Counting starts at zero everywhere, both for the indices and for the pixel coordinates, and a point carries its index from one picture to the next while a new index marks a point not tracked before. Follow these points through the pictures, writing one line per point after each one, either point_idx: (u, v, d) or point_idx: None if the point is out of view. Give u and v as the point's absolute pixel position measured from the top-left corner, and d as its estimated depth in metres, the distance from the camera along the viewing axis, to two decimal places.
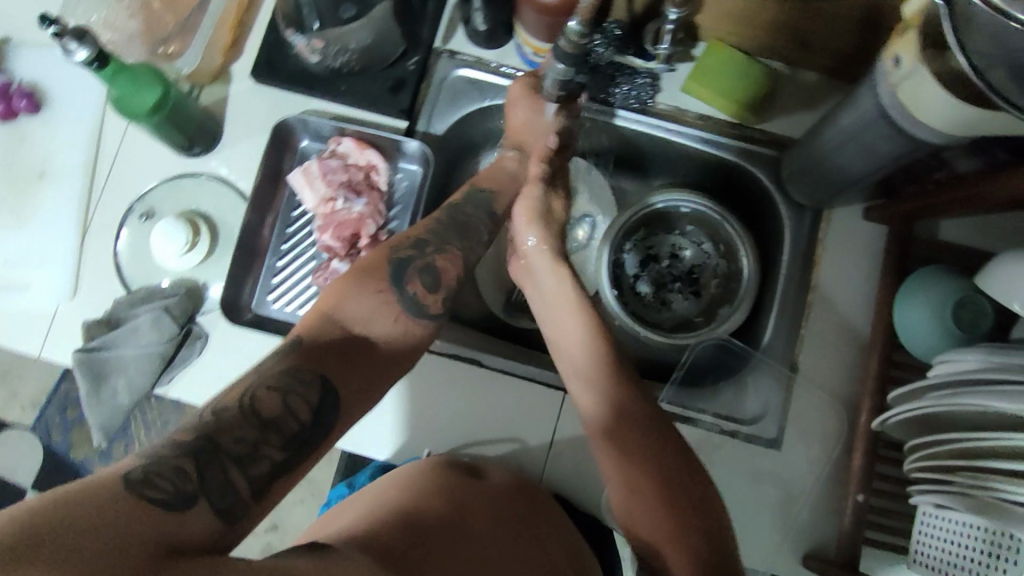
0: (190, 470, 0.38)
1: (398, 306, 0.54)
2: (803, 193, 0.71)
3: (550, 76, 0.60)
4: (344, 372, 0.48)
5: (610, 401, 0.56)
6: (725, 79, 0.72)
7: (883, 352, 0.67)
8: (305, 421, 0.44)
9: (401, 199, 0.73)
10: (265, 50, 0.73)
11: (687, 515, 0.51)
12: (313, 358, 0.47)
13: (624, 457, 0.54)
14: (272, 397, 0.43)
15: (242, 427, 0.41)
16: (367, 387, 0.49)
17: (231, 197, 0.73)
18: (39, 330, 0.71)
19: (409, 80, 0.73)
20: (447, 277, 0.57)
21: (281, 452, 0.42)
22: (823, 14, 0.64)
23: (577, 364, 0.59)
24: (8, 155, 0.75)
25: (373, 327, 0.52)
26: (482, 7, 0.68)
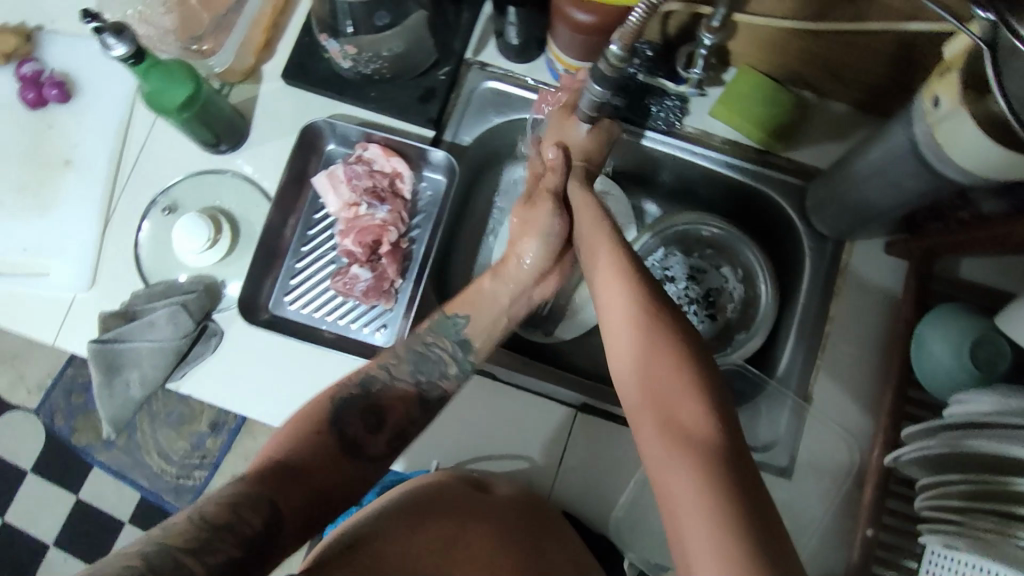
0: (141, 567, 0.40)
1: (337, 440, 0.51)
2: (826, 223, 0.71)
3: (585, 98, 0.58)
4: (302, 483, 0.48)
5: (646, 341, 0.45)
6: (752, 106, 0.73)
7: (899, 387, 0.67)
8: (258, 526, 0.44)
9: (424, 208, 0.73)
10: (298, 52, 0.73)
11: (724, 463, 0.39)
12: (267, 474, 0.47)
13: (658, 408, 0.43)
14: (222, 509, 0.44)
15: (189, 535, 0.42)
16: (320, 504, 0.48)
17: (254, 196, 0.73)
18: (56, 319, 0.71)
19: (439, 90, 0.73)
20: (392, 418, 0.55)
21: (236, 550, 0.43)
22: (857, 46, 0.65)
23: (609, 296, 0.49)
24: (35, 142, 0.75)
25: (334, 430, 0.52)
26: (516, 22, 0.69)
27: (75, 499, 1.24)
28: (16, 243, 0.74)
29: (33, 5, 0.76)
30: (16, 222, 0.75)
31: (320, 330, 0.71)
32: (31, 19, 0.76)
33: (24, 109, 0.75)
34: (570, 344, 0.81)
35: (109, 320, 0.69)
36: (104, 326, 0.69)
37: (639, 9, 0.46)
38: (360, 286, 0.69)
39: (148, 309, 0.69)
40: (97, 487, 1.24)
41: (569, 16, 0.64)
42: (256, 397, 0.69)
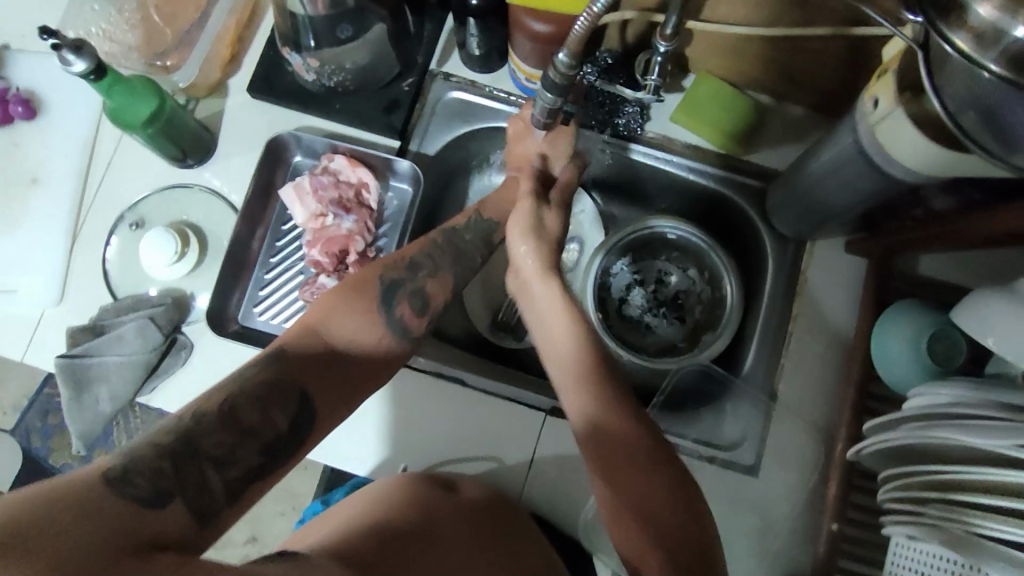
0: (168, 467, 0.40)
1: (387, 328, 0.57)
2: (786, 223, 0.73)
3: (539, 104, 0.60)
4: (326, 382, 0.51)
5: (607, 414, 0.52)
6: (711, 111, 0.74)
7: (861, 382, 0.68)
8: (283, 427, 0.47)
9: (391, 217, 0.74)
10: (263, 66, 0.74)
11: (679, 522, 0.49)
12: (295, 368, 0.50)
13: (617, 459, 0.51)
14: (251, 405, 0.46)
15: (222, 432, 0.44)
16: (344, 396, 0.52)
17: (222, 210, 0.74)
18: (24, 335, 0.71)
19: (403, 101, 0.74)
20: (434, 301, 0.61)
21: (258, 457, 0.45)
22: (808, 51, 0.66)
23: (564, 356, 0.55)
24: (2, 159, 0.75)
25: (362, 338, 0.54)
26: (477, 33, 0.70)
27: None
28: None
29: None
30: None
31: None
32: None
33: None
34: None
35: (77, 336, 0.69)
36: (72, 343, 0.69)
37: (583, 19, 0.48)
38: None
39: (116, 324, 0.69)
40: None
41: (527, 26, 0.65)
42: None
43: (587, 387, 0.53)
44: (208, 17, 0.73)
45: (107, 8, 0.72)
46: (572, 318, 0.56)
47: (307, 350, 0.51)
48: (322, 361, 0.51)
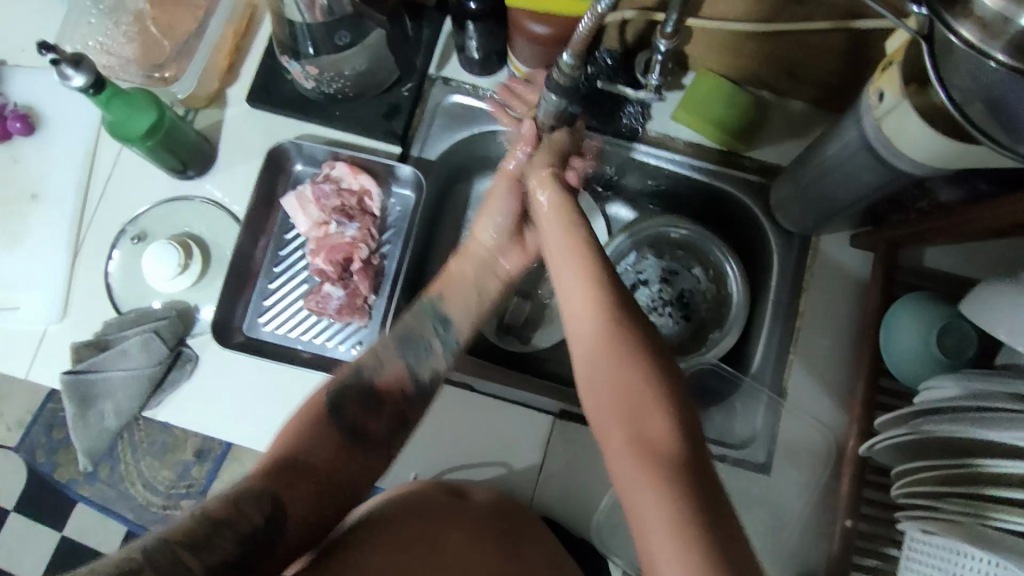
0: (141, 559, 0.42)
1: (341, 431, 0.52)
2: (791, 219, 0.72)
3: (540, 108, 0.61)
4: (302, 483, 0.48)
5: (610, 356, 0.44)
6: (714, 108, 0.74)
7: (871, 377, 0.68)
8: (256, 523, 0.46)
9: (394, 224, 0.74)
10: (262, 75, 0.73)
11: (687, 478, 0.39)
12: (277, 473, 0.48)
13: (623, 415, 0.42)
14: (223, 505, 0.46)
15: (196, 523, 0.44)
16: (324, 492, 0.49)
17: (224, 221, 0.73)
18: (28, 352, 0.71)
19: (403, 106, 0.74)
20: (387, 393, 0.54)
21: (234, 549, 0.44)
22: (808, 46, 0.66)
23: (572, 295, 0.48)
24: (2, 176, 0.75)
25: (339, 437, 0.51)
26: (476, 36, 0.69)
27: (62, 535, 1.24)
28: None
29: None
30: None
31: (295, 350, 0.71)
32: None
33: None
34: (548, 351, 0.82)
35: (80, 352, 0.69)
36: (76, 359, 0.68)
37: (586, 19, 0.49)
38: (333, 304, 0.70)
39: (118, 339, 0.69)
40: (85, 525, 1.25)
41: (526, 28, 0.65)
42: (234, 422, 0.69)
43: (607, 346, 0.44)
44: (204, 27, 0.72)
45: (104, 22, 0.72)
46: (594, 284, 0.47)
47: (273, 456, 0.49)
48: (291, 467, 0.49)
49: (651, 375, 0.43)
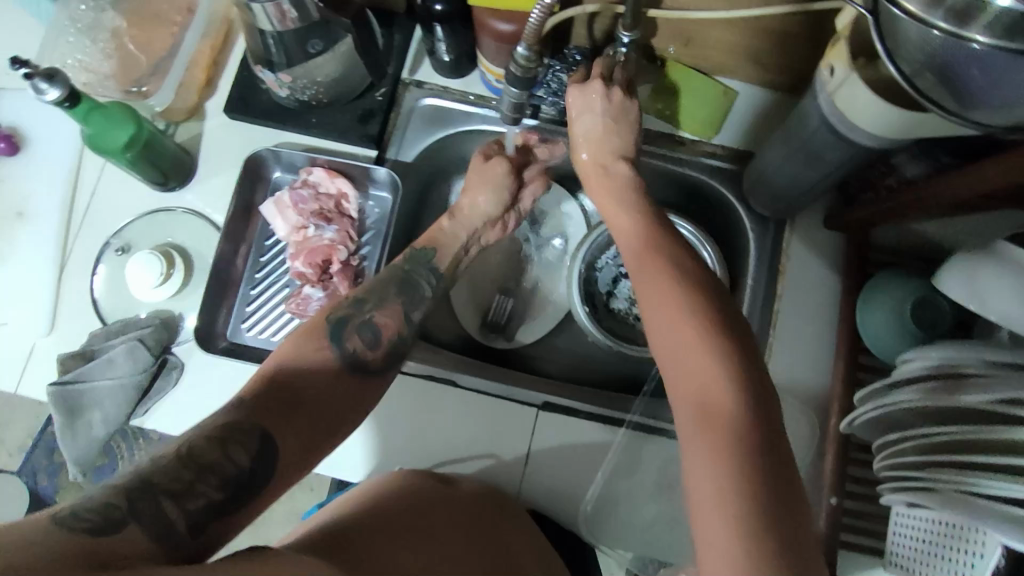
0: (123, 504, 0.41)
1: (342, 362, 0.58)
2: (763, 204, 0.74)
3: (504, 101, 0.62)
4: (283, 419, 0.51)
5: (663, 295, 0.48)
6: (682, 100, 0.76)
7: (849, 355, 0.68)
8: (243, 465, 0.47)
9: (372, 225, 0.75)
10: (239, 87, 0.75)
11: (725, 376, 0.43)
12: (259, 409, 0.51)
13: (668, 312, 0.47)
14: (210, 445, 0.47)
15: (181, 470, 0.45)
16: (310, 423, 0.53)
17: (206, 230, 0.75)
18: (16, 366, 0.72)
19: (378, 110, 0.75)
20: (386, 333, 0.62)
21: (218, 493, 0.46)
22: (769, 33, 0.68)
23: (629, 244, 0.56)
24: None
25: (322, 371, 0.56)
26: (445, 38, 0.71)
27: None
28: None
29: None
30: None
31: None
32: None
33: None
34: (532, 347, 0.83)
35: (68, 362, 0.70)
36: (64, 370, 0.70)
37: (537, 14, 0.50)
38: (314, 305, 0.71)
39: (104, 348, 0.70)
40: None
41: (491, 27, 0.66)
42: None
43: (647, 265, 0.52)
44: (181, 42, 0.74)
45: (82, 39, 0.73)
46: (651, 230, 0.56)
47: (266, 392, 0.53)
48: (286, 396, 0.53)
49: (702, 309, 0.46)
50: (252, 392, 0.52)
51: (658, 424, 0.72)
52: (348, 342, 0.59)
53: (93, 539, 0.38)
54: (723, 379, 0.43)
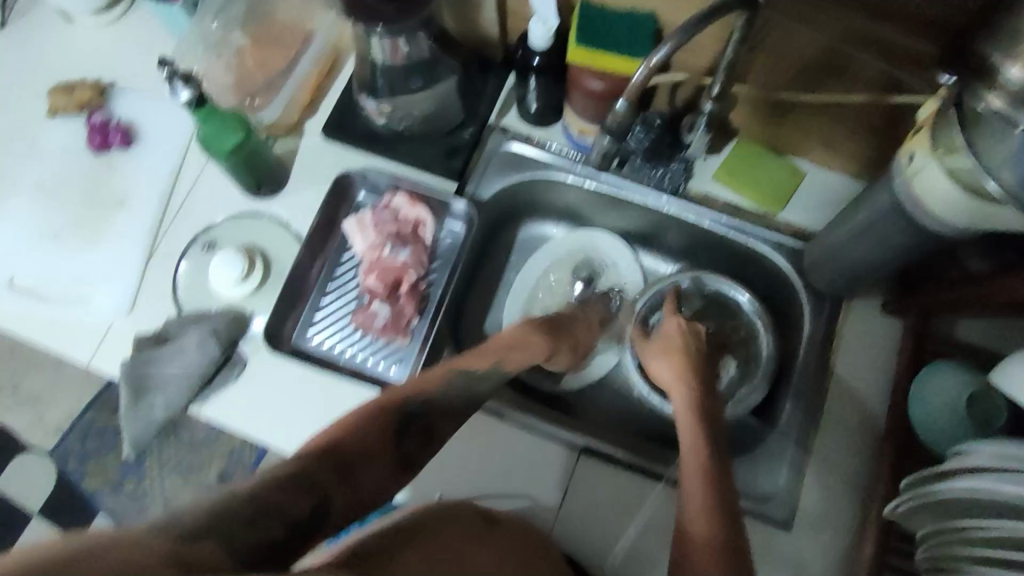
0: (206, 529, 0.38)
1: (389, 424, 0.55)
2: (822, 280, 0.75)
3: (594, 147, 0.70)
4: (344, 482, 0.49)
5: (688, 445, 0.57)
6: (750, 173, 0.80)
7: (898, 441, 0.68)
8: (307, 509, 0.45)
9: (442, 254, 0.78)
10: (339, 111, 0.81)
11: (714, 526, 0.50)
12: (323, 461, 0.49)
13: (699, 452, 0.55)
14: (283, 488, 0.45)
15: (255, 510, 0.42)
16: (359, 481, 0.51)
17: (288, 238, 0.79)
18: (94, 341, 0.76)
19: (463, 147, 0.81)
20: (434, 421, 0.59)
21: (284, 534, 0.43)
22: (844, 120, 0.71)
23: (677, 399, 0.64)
24: (94, 181, 0.82)
25: (374, 430, 0.54)
26: (537, 89, 0.76)
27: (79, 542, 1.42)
28: (64, 269, 0.79)
29: (108, 65, 0.85)
30: (66, 250, 0.80)
31: (337, 363, 0.75)
32: (105, 76, 0.85)
33: (89, 152, 0.83)
34: (576, 393, 0.84)
35: (141, 343, 0.73)
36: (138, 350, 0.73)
37: (642, 69, 0.58)
38: (379, 321, 0.74)
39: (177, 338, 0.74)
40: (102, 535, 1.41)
41: (583, 84, 0.71)
42: (275, 424, 0.73)
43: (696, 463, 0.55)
44: (294, 66, 0.80)
45: (208, 52, 0.79)
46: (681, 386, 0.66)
47: (336, 446, 0.51)
48: (339, 463, 0.50)
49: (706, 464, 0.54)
50: (310, 455, 0.49)
51: None
52: (406, 414, 0.57)
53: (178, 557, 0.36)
54: (714, 529, 0.50)
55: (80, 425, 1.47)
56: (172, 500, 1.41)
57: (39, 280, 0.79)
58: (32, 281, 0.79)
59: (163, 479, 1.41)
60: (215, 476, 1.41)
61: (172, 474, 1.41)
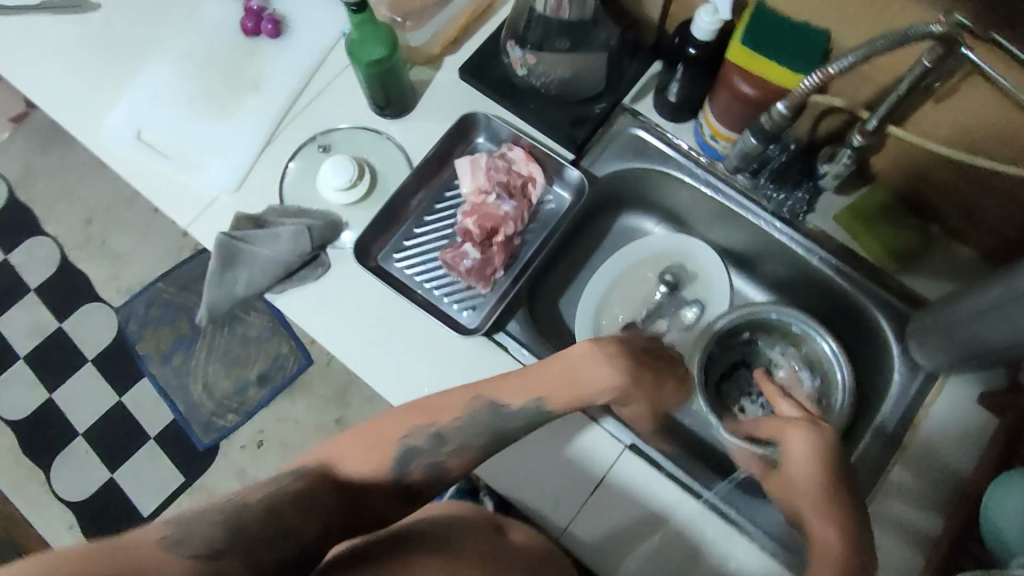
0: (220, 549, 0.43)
1: (395, 481, 0.58)
2: (925, 352, 0.70)
3: (737, 147, 0.71)
4: (347, 513, 0.54)
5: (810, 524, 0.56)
6: (878, 222, 0.75)
7: (959, 537, 0.64)
8: (314, 534, 0.49)
9: (543, 218, 0.78)
10: (481, 54, 0.81)
11: None
12: (316, 483, 0.53)
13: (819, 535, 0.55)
14: (291, 507, 0.49)
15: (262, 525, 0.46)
16: (361, 518, 0.55)
17: (399, 161, 0.80)
18: (197, 207, 0.79)
19: (590, 120, 0.79)
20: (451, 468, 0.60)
21: (297, 552, 0.47)
22: (999, 194, 0.67)
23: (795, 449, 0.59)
24: (236, 62, 0.85)
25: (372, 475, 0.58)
26: (682, 79, 0.74)
27: (117, 399, 1.49)
28: (187, 135, 0.82)
29: None
30: (193, 117, 0.83)
31: (414, 292, 0.76)
32: None
33: (239, 34, 0.86)
34: None
35: (241, 222, 0.76)
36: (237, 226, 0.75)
37: (814, 78, 0.57)
38: (466, 263, 0.74)
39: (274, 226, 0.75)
40: (141, 400, 1.48)
41: (733, 85, 0.69)
42: (343, 331, 0.74)
43: (820, 500, 0.56)
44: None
45: None
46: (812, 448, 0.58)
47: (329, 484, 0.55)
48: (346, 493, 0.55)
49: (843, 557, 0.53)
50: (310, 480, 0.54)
51: (734, 515, 0.70)
52: (410, 472, 0.59)
53: (201, 575, 0.41)
54: None
55: (148, 292, 1.55)
56: (213, 386, 1.48)
57: (163, 139, 0.82)
58: (156, 138, 0.82)
59: (208, 367, 1.49)
60: (256, 375, 1.48)
61: (217, 363, 1.50)
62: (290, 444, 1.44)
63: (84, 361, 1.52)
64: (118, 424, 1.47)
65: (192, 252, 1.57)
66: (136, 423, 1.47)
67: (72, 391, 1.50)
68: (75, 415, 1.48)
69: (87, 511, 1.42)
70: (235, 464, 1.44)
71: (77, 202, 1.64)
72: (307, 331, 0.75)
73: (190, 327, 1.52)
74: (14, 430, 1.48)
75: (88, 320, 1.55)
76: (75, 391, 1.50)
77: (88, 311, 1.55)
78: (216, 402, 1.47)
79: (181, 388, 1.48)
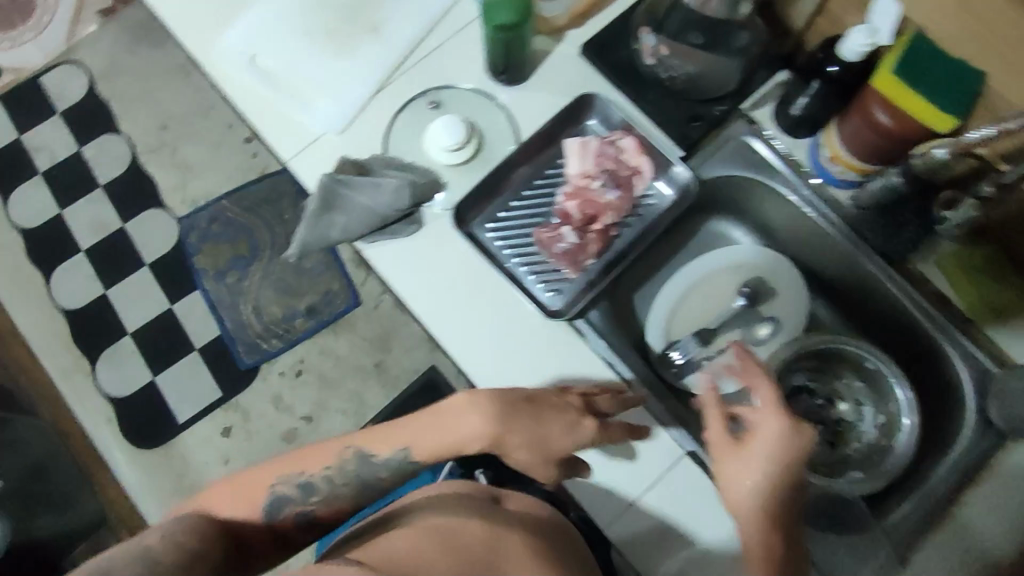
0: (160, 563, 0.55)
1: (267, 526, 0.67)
2: (1002, 417, 0.71)
3: (874, 182, 0.72)
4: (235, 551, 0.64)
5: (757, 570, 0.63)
6: (984, 275, 0.73)
7: None
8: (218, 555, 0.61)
9: (642, 214, 0.76)
10: (608, 34, 0.79)
11: None
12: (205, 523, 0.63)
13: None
14: (190, 538, 0.60)
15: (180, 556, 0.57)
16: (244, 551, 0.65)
17: (507, 130, 0.79)
18: (300, 143, 0.79)
19: (707, 122, 0.78)
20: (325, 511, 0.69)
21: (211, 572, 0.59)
22: None
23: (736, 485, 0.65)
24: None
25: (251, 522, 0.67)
26: (811, 96, 0.72)
27: (167, 306, 1.52)
28: (299, 68, 0.82)
29: None
30: (305, 50, 0.82)
31: (501, 264, 0.76)
32: None
33: None
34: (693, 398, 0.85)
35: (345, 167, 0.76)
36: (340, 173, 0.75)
37: (992, 130, 0.56)
38: (560, 247, 0.74)
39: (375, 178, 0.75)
40: (190, 310, 1.52)
41: (868, 113, 0.67)
42: (428, 295, 0.75)
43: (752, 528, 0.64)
44: None
45: None
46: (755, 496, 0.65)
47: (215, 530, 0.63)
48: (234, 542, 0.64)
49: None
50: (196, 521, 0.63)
51: None
52: (280, 518, 0.67)
53: None
54: None
55: (212, 208, 1.57)
56: (261, 311, 1.51)
57: (275, 66, 0.82)
58: (268, 64, 0.82)
59: (261, 291, 1.52)
60: (304, 307, 1.51)
61: (269, 290, 1.52)
62: (326, 379, 1.47)
63: (139, 263, 1.55)
64: (166, 330, 1.51)
65: (258, 175, 1.59)
66: (182, 332, 1.51)
67: (125, 290, 1.54)
68: (125, 314, 1.52)
69: (126, 409, 1.47)
70: (272, 389, 1.47)
71: (153, 107, 1.66)
72: (393, 285, 0.75)
73: (248, 250, 1.54)
74: (66, 319, 1.53)
75: (149, 224, 1.58)
76: (129, 292, 1.54)
77: (150, 215, 1.58)
78: (262, 326, 1.50)
79: (230, 306, 1.51)
